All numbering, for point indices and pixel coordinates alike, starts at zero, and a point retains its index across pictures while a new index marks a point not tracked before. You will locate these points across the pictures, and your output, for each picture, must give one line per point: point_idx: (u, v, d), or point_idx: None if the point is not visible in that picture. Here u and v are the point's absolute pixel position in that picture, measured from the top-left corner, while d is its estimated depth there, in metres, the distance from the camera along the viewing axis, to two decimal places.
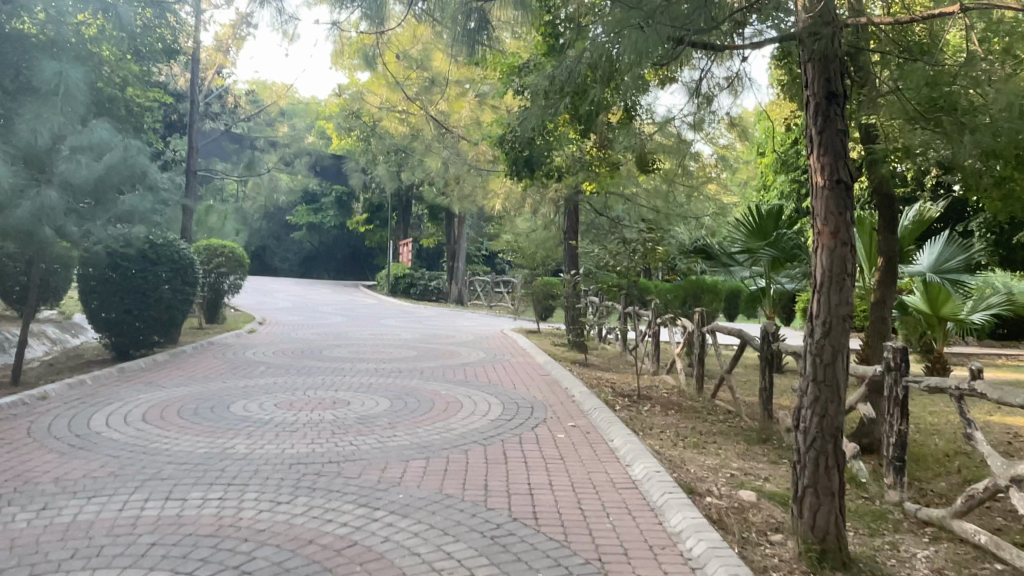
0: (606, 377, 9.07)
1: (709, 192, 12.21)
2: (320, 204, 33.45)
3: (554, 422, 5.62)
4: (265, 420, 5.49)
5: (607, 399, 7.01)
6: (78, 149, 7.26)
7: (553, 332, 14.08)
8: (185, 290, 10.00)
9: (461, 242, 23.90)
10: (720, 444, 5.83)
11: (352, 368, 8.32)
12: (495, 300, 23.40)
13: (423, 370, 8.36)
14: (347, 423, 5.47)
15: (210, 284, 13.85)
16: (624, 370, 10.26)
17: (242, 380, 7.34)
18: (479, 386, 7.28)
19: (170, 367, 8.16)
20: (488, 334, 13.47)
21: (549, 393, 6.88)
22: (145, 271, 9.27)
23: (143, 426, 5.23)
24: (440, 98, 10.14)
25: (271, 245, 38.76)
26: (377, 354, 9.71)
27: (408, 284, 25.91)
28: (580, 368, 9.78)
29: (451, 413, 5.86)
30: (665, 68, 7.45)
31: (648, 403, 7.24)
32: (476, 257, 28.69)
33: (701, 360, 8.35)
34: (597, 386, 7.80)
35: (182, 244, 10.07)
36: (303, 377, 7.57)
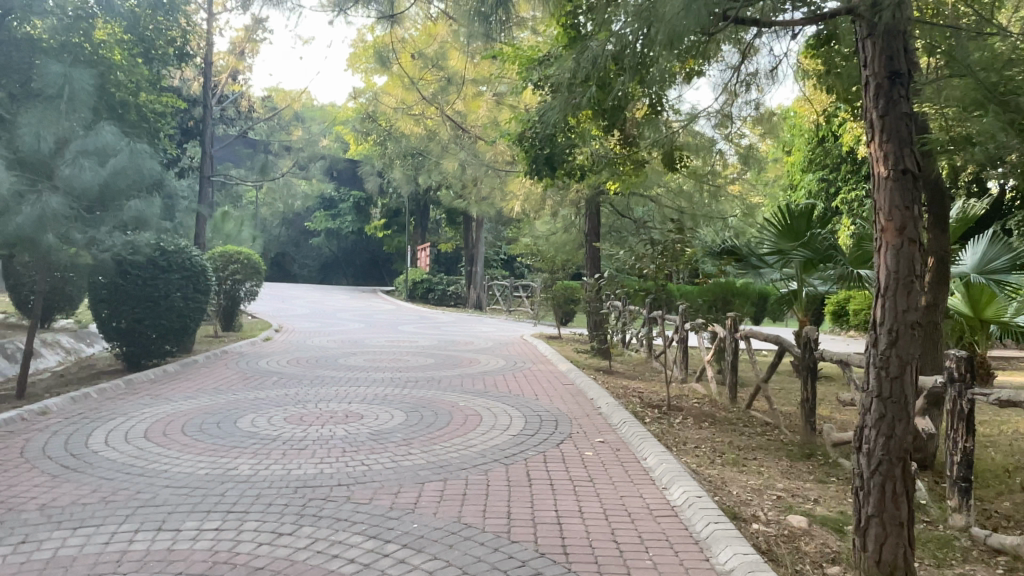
0: (633, 385, 8.65)
1: (736, 192, 11.73)
2: (338, 210, 33.35)
3: (581, 437, 5.22)
4: (273, 436, 5.15)
5: (636, 411, 6.59)
6: (83, 153, 7.02)
7: (575, 337, 13.67)
8: (198, 298, 9.74)
9: (479, 246, 23.59)
10: (761, 462, 5.39)
11: (367, 378, 7.97)
12: (514, 305, 23.06)
13: (440, 379, 8.01)
14: (359, 439, 5.11)
15: (225, 290, 13.61)
16: (651, 377, 9.83)
17: (252, 392, 7.02)
18: (500, 397, 6.89)
19: (180, 378, 7.88)
20: (508, 340, 13.10)
21: (574, 404, 6.49)
22: (156, 278, 9.02)
23: (143, 444, 4.91)
24: (456, 97, 9.81)
25: (289, 251, 38.78)
26: (394, 363, 9.37)
27: (426, 289, 25.67)
28: (605, 375, 9.36)
29: (470, 427, 5.49)
30: (693, 60, 7.03)
31: (680, 415, 6.82)
32: (495, 261, 28.37)
33: (734, 368, 7.91)
34: (624, 396, 7.39)
35: (194, 251, 9.81)
36: (316, 388, 7.24)
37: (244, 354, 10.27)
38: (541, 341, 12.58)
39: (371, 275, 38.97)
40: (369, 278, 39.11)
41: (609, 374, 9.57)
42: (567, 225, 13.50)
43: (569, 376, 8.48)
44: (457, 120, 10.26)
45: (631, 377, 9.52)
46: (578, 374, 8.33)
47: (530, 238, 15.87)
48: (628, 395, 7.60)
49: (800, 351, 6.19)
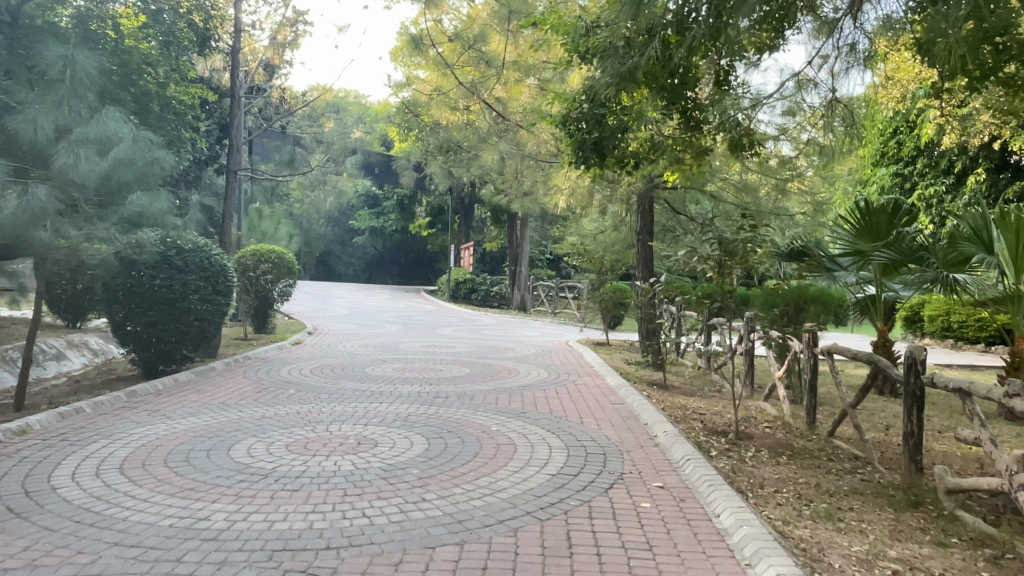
0: (692, 404, 7.63)
1: (806, 186, 10.58)
2: (382, 208, 32.96)
3: (635, 481, 4.27)
4: (267, 471, 4.33)
5: (699, 441, 5.59)
6: (82, 142, 6.38)
7: (624, 344, 12.66)
8: (219, 299, 9.10)
9: (524, 245, 22.71)
10: (860, 516, 4.33)
11: (392, 392, 7.17)
12: (560, 306, 22.13)
13: (473, 395, 7.13)
14: (368, 477, 4.26)
15: (256, 290, 13.06)
16: (710, 393, 8.79)
17: (262, 408, 6.27)
18: (539, 420, 5.98)
19: (190, 389, 7.21)
20: (551, 347, 12.16)
21: (626, 432, 5.53)
22: (172, 279, 8.38)
23: (114, 479, 4.15)
24: (495, 82, 8.92)
25: (335, 250, 38.63)
26: (424, 374, 8.53)
27: (469, 289, 24.94)
28: (659, 390, 8.36)
29: (501, 463, 4.57)
30: (768, 30, 6.01)
31: (751, 445, 5.79)
32: (541, 261, 27.47)
33: (813, 388, 6.81)
34: (683, 420, 6.39)
35: (215, 249, 9.16)
36: (333, 405, 6.44)
37: (268, 359, 9.61)
38: (587, 349, 11.62)
39: (416, 275, 38.54)
40: (415, 277, 38.70)
41: (663, 388, 8.57)
42: (616, 223, 12.49)
43: (618, 392, 7.51)
44: (496, 108, 9.39)
45: (687, 393, 8.51)
46: (629, 391, 7.36)
47: (577, 237, 14.91)
48: (688, 418, 6.59)
49: (903, 375, 5.06)
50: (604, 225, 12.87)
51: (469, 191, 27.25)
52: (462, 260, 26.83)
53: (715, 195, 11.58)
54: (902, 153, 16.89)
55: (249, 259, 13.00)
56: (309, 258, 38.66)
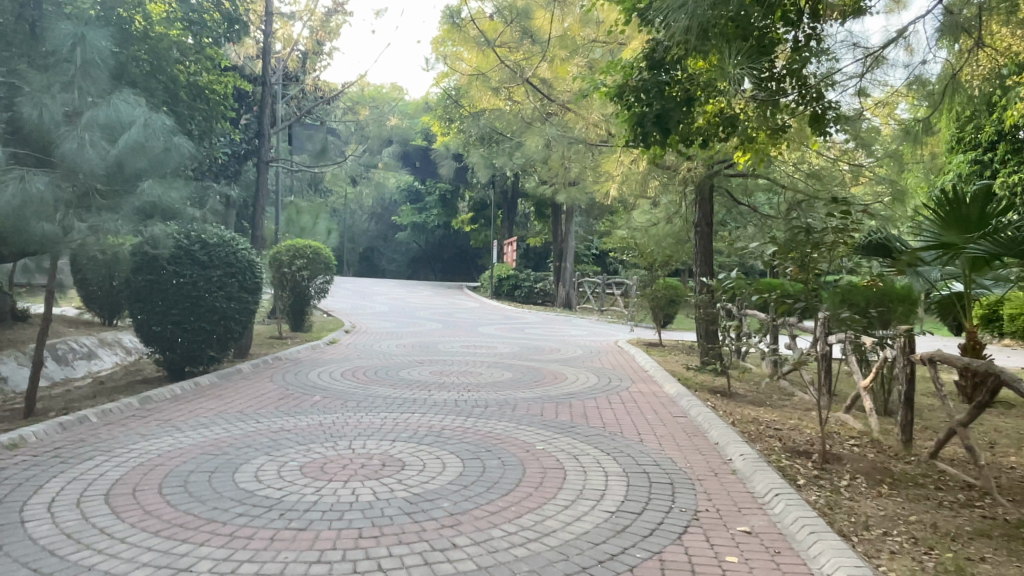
0: (762, 415, 6.76)
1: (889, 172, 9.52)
2: (424, 204, 32.53)
3: (715, 525, 3.46)
4: (273, 502, 3.67)
5: (781, 466, 4.74)
6: (92, 124, 5.89)
7: (678, 345, 11.79)
8: (246, 297, 8.57)
9: (569, 240, 21.89)
10: (999, 570, 3.44)
11: (425, 400, 6.49)
12: (606, 304, 21.26)
13: (515, 405, 6.40)
14: (391, 512, 3.55)
15: (292, 287, 12.60)
16: (780, 402, 7.88)
17: (282, 418, 5.65)
18: (591, 436, 5.21)
19: (210, 394, 6.67)
20: (599, 348, 11.35)
21: (695, 455, 4.72)
22: (195, 276, 7.86)
23: (95, 510, 3.54)
24: (541, 60, 8.15)
25: (378, 246, 38.46)
26: (462, 378, 7.83)
27: (512, 286, 24.28)
28: (723, 399, 7.50)
29: (548, 495, 3.83)
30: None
31: (842, 470, 4.92)
32: (586, 257, 26.60)
33: (908, 401, 5.87)
34: (757, 437, 5.54)
35: (242, 243, 8.61)
36: (359, 415, 5.79)
37: (299, 360, 9.07)
38: (638, 350, 10.77)
39: (458, 271, 37.99)
40: (457, 273, 38.21)
41: (726, 396, 7.71)
42: (669, 215, 11.59)
43: (676, 401, 6.71)
44: (541, 90, 8.64)
45: (754, 402, 7.63)
46: (691, 400, 6.54)
47: (626, 231, 14.06)
48: (761, 433, 5.75)
49: None
50: (656, 218, 11.98)
51: (513, 185, 26.53)
52: (505, 257, 26.16)
53: (779, 182, 10.59)
54: (981, 139, 15.53)
55: (284, 254, 12.52)
56: (352, 255, 38.54)
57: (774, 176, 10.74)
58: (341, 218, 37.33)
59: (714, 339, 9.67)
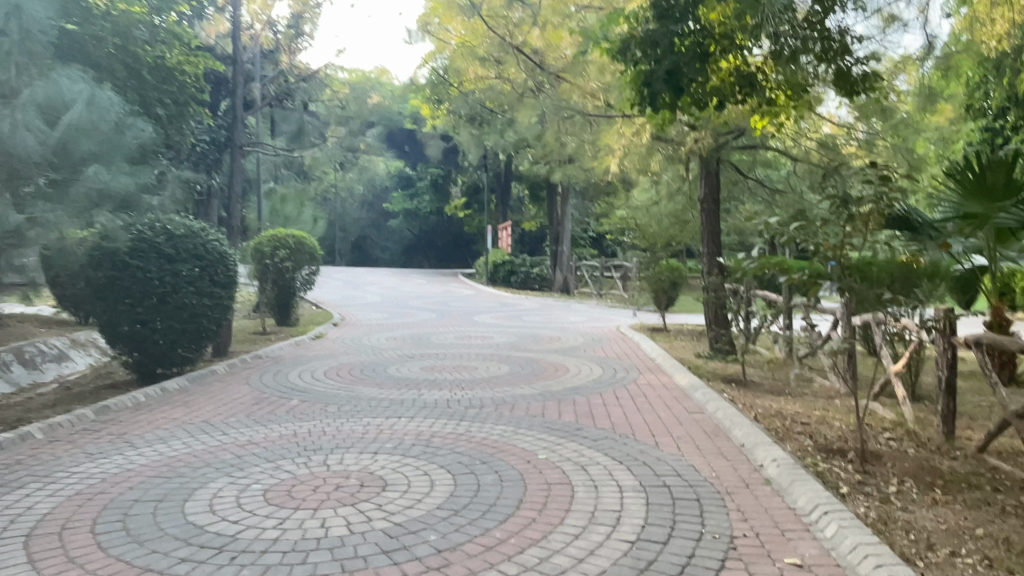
0: (785, 406, 6.17)
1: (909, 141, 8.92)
2: (416, 190, 31.81)
3: (757, 556, 2.88)
4: (226, 540, 3.07)
5: (817, 471, 4.14)
6: (27, 104, 5.22)
7: (683, 330, 11.20)
8: (220, 292, 7.93)
9: (565, 222, 21.21)
10: None
11: (414, 401, 5.88)
12: (605, 287, 20.65)
13: (513, 404, 5.77)
14: (367, 549, 2.95)
15: (275, 278, 11.98)
16: (800, 390, 7.28)
17: (252, 428, 5.04)
18: (599, 440, 4.62)
19: (177, 401, 6.05)
20: (602, 335, 10.73)
21: (721, 463, 4.13)
22: (162, 271, 7.22)
23: (7, 560, 2.94)
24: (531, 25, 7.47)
25: (370, 235, 37.77)
26: (456, 374, 7.23)
27: (508, 272, 23.65)
28: (740, 388, 6.90)
29: (554, 521, 3.24)
30: None
31: (886, 473, 4.31)
32: (582, 240, 25.96)
33: (950, 388, 5.26)
34: (785, 435, 4.93)
35: (214, 235, 7.97)
36: (339, 423, 5.18)
37: (280, 358, 8.45)
38: (643, 337, 10.17)
39: (453, 257, 37.20)
40: (452, 260, 37.51)
41: (743, 386, 7.11)
42: (672, 193, 10.91)
43: (691, 394, 6.12)
44: (533, 61, 7.94)
45: (773, 392, 7.03)
46: (708, 393, 5.94)
47: (625, 211, 13.39)
48: (789, 430, 5.15)
49: None
50: (657, 197, 11.32)
51: (505, 168, 25.79)
52: (500, 242, 25.48)
53: (789, 155, 9.89)
54: (991, 105, 14.84)
55: (268, 244, 11.83)
56: (345, 244, 37.83)
57: (783, 148, 10.05)
58: (332, 207, 36.58)
59: (725, 323, 9.05)
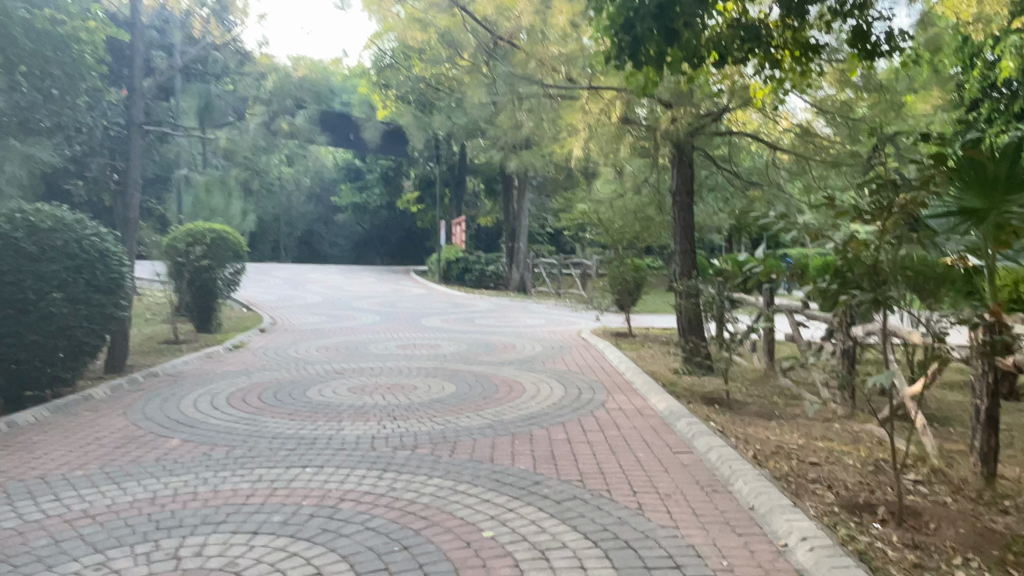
0: (784, 437, 5.12)
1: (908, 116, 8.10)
2: (365, 183, 30.33)
3: None
4: None
5: (861, 553, 3.05)
6: None
7: (650, 337, 10.16)
8: (105, 298, 6.52)
9: (521, 218, 20.08)
10: None
11: (330, 440, 4.63)
12: (564, 285, 19.59)
13: (454, 443, 4.58)
14: None
15: (191, 276, 10.56)
16: (793, 411, 6.27)
17: (100, 491, 3.73)
18: (565, 505, 3.44)
19: (22, 442, 4.69)
20: (562, 343, 9.61)
21: (732, 544, 3.02)
22: (21, 273, 5.82)
23: None
24: None
25: (318, 230, 36.04)
26: (391, 396, 6.00)
27: (462, 269, 22.42)
28: (726, 412, 5.85)
29: None
30: None
31: (941, 545, 3.26)
32: (539, 236, 24.88)
33: (992, 421, 4.24)
34: (801, 488, 3.85)
35: (94, 230, 6.57)
36: (223, 477, 3.92)
37: (183, 376, 7.08)
38: (608, 345, 9.08)
39: (407, 252, 35.81)
40: (405, 256, 36.12)
41: (726, 407, 6.06)
42: (638, 184, 9.82)
43: (672, 425, 5.04)
44: (482, 26, 6.74)
45: (763, 415, 6.00)
46: (695, 424, 4.86)
47: (585, 204, 12.28)
48: (800, 478, 4.07)
49: None
50: (622, 189, 10.21)
51: (459, 160, 24.51)
52: (453, 238, 24.24)
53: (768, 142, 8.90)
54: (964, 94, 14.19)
55: (180, 241, 10.53)
56: (291, 239, 35.99)
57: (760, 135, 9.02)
58: (277, 200, 34.71)
59: (701, 331, 8.01)
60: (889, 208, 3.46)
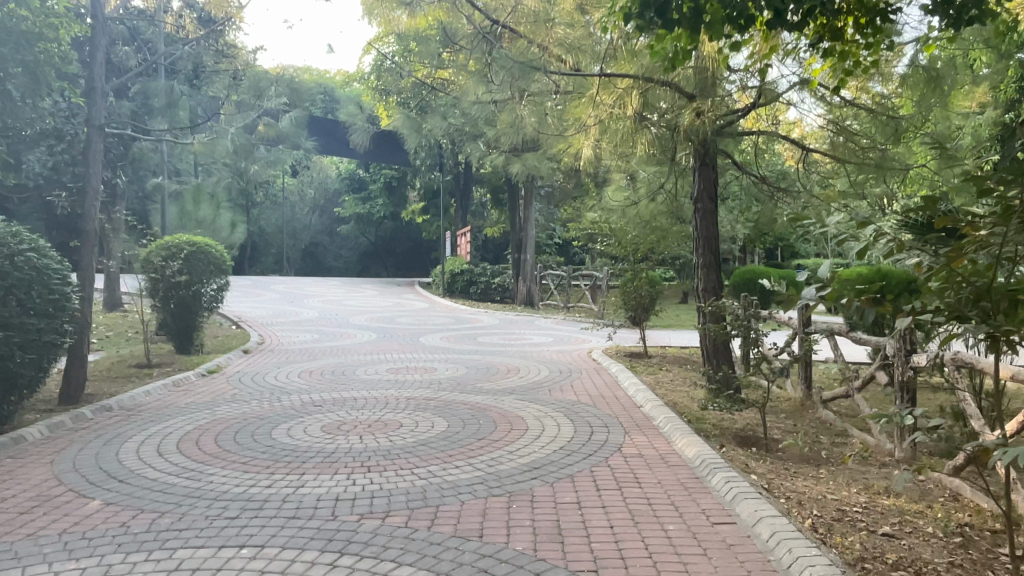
0: (842, 495, 4.19)
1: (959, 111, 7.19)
2: (369, 193, 29.62)
3: None
4: None
5: None
6: None
7: (668, 359, 9.24)
8: (45, 324, 5.65)
9: (528, 228, 19.20)
10: None
11: (284, 505, 3.73)
12: (573, 299, 18.71)
13: (435, 508, 3.67)
14: None
15: (167, 292, 9.81)
16: (843, 455, 5.34)
17: None
18: None
19: None
20: (571, 365, 8.70)
21: None
22: None
23: None
24: None
25: (323, 242, 35.32)
26: (370, 437, 5.13)
27: (467, 282, 21.57)
28: (765, 459, 4.93)
29: None
30: None
31: None
32: (548, 247, 24.05)
33: None
34: None
35: (33, 247, 5.71)
36: (131, 565, 3.03)
37: (139, 411, 6.21)
38: (623, 368, 8.16)
39: (413, 264, 35.03)
40: (412, 267, 35.34)
41: (765, 451, 5.15)
42: (653, 190, 9.01)
43: (707, 483, 4.11)
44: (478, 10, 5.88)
45: (809, 460, 5.07)
46: (736, 482, 3.94)
47: (595, 213, 11.36)
48: (879, 562, 3.15)
49: None
50: (636, 196, 9.29)
51: (464, 168, 23.66)
52: (459, 249, 23.41)
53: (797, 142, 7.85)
54: None
55: (156, 255, 9.77)
56: (295, 251, 35.30)
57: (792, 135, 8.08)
58: (280, 211, 34.00)
59: (728, 355, 7.10)
60: (1010, 208, 2.53)
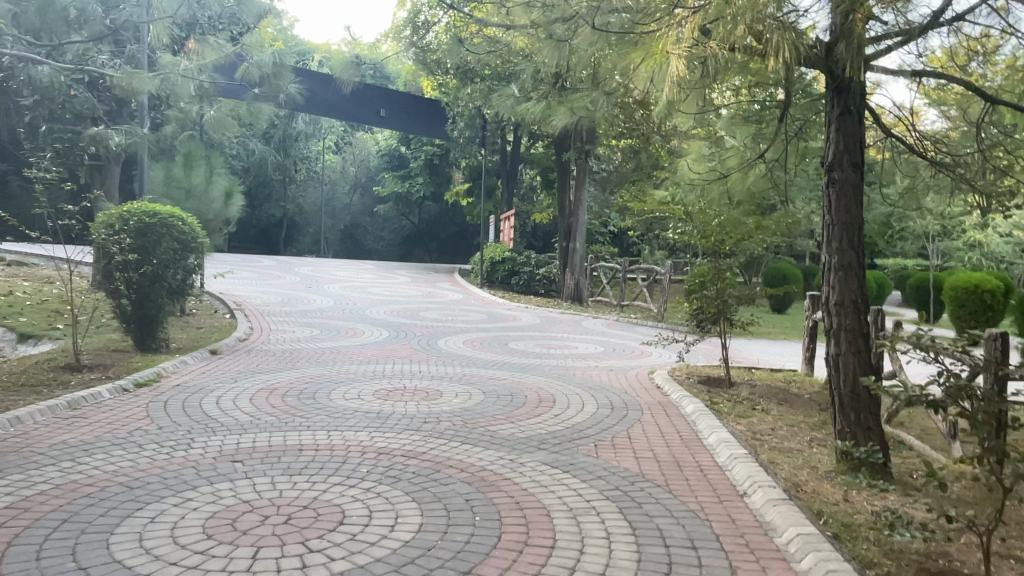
0: None
1: None
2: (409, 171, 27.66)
3: None
4: None
5: None
6: None
7: (760, 391, 6.74)
8: None
9: (579, 213, 16.71)
10: None
11: None
12: (628, 296, 16.18)
13: None
14: None
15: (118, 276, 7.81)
16: None
17: None
18: None
19: None
20: (626, 397, 6.29)
21: None
22: None
23: None
24: None
25: (363, 223, 33.47)
26: (270, 557, 2.88)
27: (509, 272, 19.25)
28: None
29: None
30: None
31: None
32: (601, 235, 21.49)
33: None
34: None
35: None
36: None
37: None
38: (700, 408, 5.71)
39: (457, 250, 32.85)
40: (455, 253, 33.19)
41: None
42: (751, 158, 6.52)
43: None
44: None
45: None
46: None
47: (667, 189, 8.83)
48: None
49: None
50: (724, 167, 6.78)
51: (511, 146, 21.26)
52: (502, 235, 21.07)
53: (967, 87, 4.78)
54: None
55: (101, 231, 7.77)
56: (334, 231, 33.50)
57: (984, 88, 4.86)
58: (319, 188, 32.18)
59: (872, 409, 4.62)
60: None
